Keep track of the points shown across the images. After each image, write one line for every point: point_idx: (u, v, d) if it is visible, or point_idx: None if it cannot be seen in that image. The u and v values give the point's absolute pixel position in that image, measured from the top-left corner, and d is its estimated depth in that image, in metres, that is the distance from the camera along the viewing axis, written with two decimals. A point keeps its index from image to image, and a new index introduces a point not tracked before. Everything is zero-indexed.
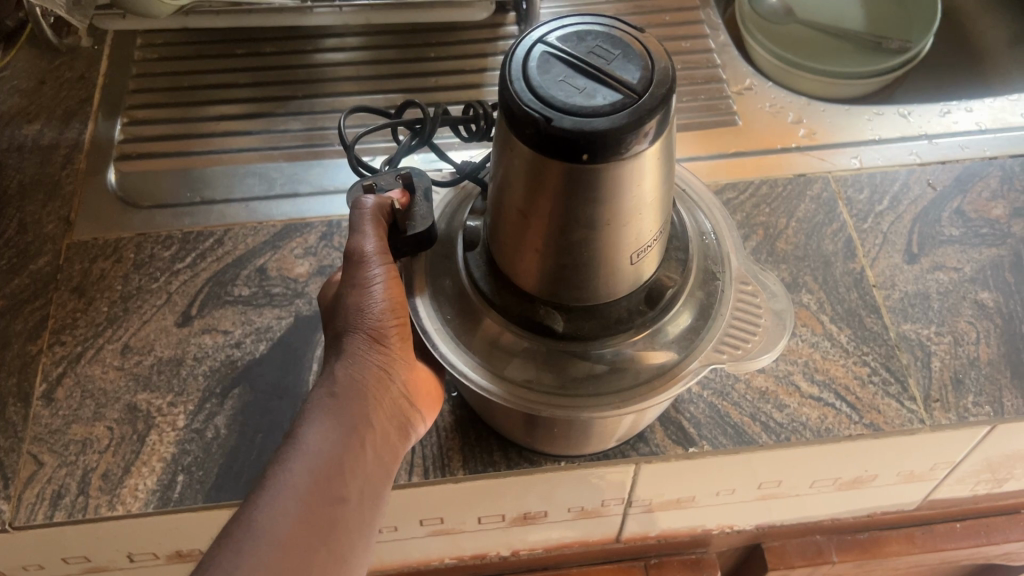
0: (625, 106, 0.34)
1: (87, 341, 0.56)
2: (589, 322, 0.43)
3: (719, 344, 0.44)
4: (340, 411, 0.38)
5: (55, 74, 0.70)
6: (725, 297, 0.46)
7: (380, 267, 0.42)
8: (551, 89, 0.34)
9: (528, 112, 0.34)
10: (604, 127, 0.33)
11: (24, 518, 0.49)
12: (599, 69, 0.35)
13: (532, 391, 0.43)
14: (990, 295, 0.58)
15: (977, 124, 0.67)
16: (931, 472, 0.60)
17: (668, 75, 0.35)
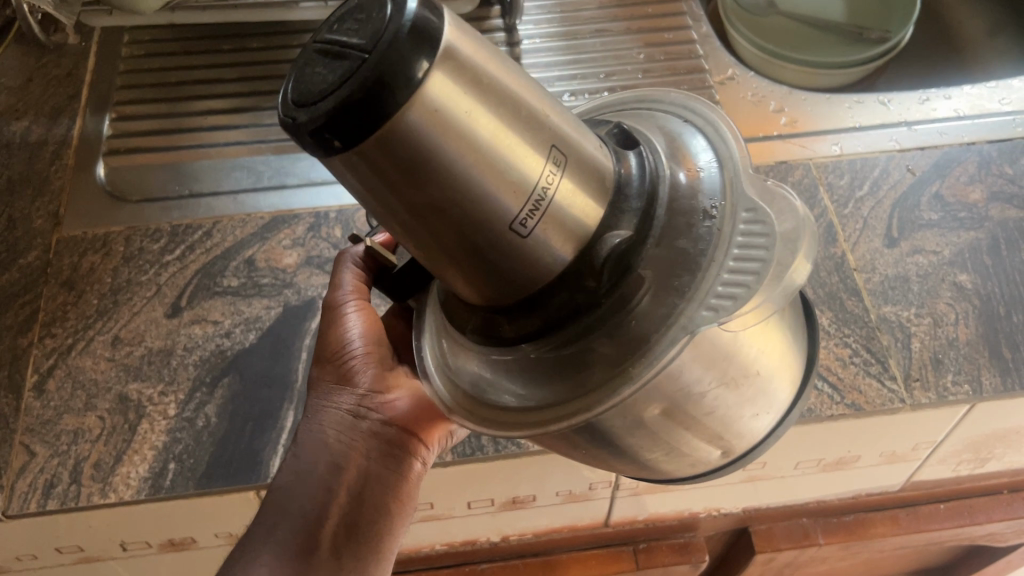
0: (355, 69, 0.26)
1: (77, 333, 0.56)
2: (528, 319, 0.33)
3: (707, 302, 0.31)
4: (302, 467, 0.46)
5: (43, 72, 0.71)
6: (718, 236, 0.32)
7: (354, 306, 0.51)
8: (300, 83, 0.27)
9: (284, 122, 0.27)
10: (327, 107, 0.26)
11: (18, 508, 0.50)
12: (338, 39, 0.26)
13: (495, 407, 0.35)
14: (968, 277, 0.58)
15: (955, 111, 0.68)
16: (913, 453, 0.61)
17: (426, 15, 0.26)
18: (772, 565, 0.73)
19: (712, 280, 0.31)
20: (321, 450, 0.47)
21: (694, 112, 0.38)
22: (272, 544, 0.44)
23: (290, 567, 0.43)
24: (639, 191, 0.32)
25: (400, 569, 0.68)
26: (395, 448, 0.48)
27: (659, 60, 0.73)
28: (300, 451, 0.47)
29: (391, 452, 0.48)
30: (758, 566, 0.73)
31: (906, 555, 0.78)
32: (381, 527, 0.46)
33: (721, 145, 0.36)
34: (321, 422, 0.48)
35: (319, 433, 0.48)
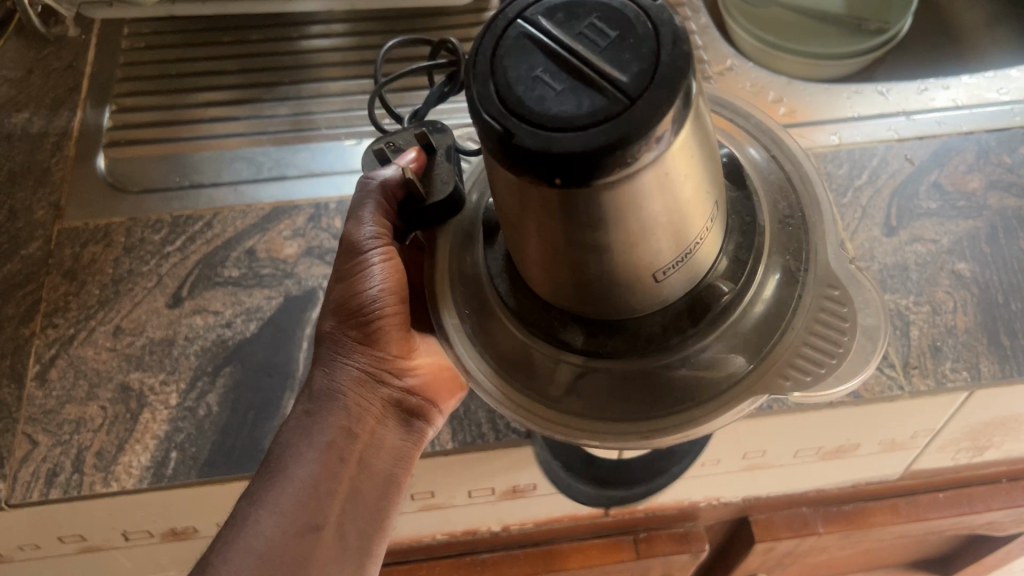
0: (608, 116, 0.27)
1: (79, 323, 0.56)
2: (613, 338, 0.38)
3: (783, 371, 0.37)
4: (319, 430, 0.45)
5: (44, 64, 0.71)
6: (800, 307, 0.38)
7: (380, 256, 0.46)
8: (518, 87, 0.28)
9: (489, 119, 0.28)
10: (577, 147, 0.27)
11: (20, 496, 0.50)
12: (604, 72, 0.27)
13: (554, 408, 0.39)
14: (966, 266, 0.59)
15: (953, 101, 0.68)
16: (913, 441, 0.61)
17: (682, 51, 0.28)
18: (772, 554, 0.74)
19: (789, 352, 0.37)
20: (341, 414, 0.45)
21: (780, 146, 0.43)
22: (278, 510, 0.43)
23: (295, 535, 0.43)
24: (749, 244, 0.38)
25: (402, 558, 0.68)
26: (412, 416, 0.48)
27: None
28: (319, 409, 0.45)
29: (407, 420, 0.48)
30: (758, 556, 0.73)
31: (905, 545, 0.78)
32: (392, 497, 0.46)
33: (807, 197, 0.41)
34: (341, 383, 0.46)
35: (339, 395, 0.45)
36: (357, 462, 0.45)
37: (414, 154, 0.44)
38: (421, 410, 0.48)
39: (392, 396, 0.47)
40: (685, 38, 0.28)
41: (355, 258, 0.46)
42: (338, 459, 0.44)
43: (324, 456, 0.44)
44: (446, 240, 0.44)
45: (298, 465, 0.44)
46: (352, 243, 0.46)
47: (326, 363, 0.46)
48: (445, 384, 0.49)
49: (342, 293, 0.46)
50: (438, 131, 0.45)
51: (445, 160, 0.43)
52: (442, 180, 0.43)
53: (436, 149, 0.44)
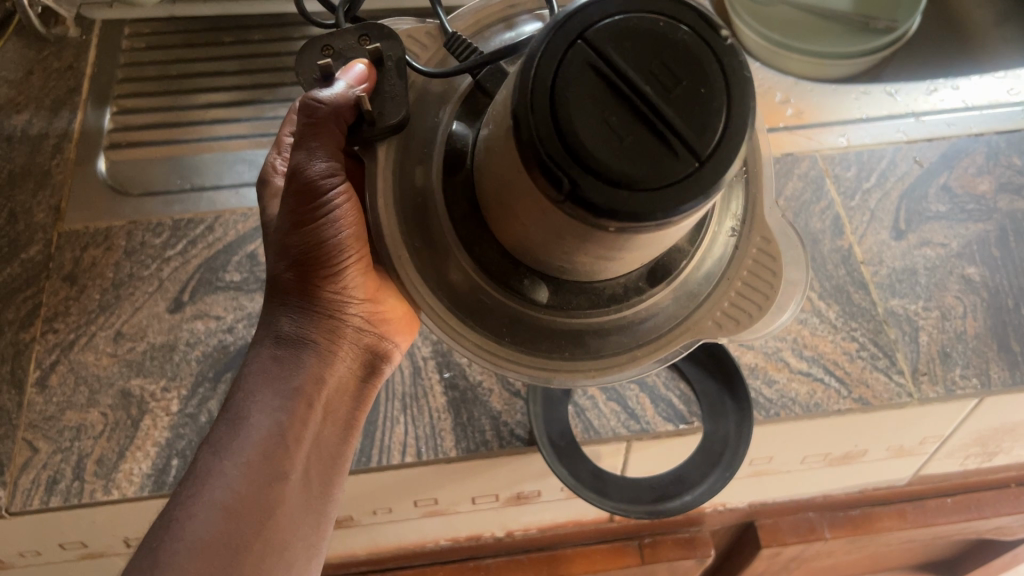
0: (680, 177, 0.28)
1: (79, 328, 0.56)
2: (576, 297, 0.38)
3: (716, 317, 0.39)
4: (286, 377, 0.43)
5: (43, 64, 0.70)
6: (735, 255, 0.39)
7: (337, 191, 0.41)
8: (586, 130, 0.28)
9: (551, 163, 0.28)
10: (642, 207, 0.28)
11: (21, 504, 0.50)
12: (674, 125, 0.28)
13: (507, 349, 0.38)
14: (976, 270, 0.58)
15: (963, 102, 0.67)
16: (921, 447, 0.60)
17: (743, 111, 0.29)
18: (777, 559, 0.73)
19: (720, 297, 0.39)
20: (313, 362, 0.44)
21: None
22: (246, 459, 0.41)
23: (264, 484, 0.41)
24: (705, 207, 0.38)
25: (404, 563, 0.68)
26: (372, 361, 0.48)
27: None
28: (286, 356, 0.44)
29: (368, 365, 0.47)
30: (763, 560, 0.73)
31: (911, 549, 0.78)
32: (350, 441, 0.46)
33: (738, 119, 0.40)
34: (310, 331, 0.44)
35: (307, 343, 0.44)
36: (323, 409, 0.44)
37: (361, 73, 0.38)
38: (382, 352, 0.48)
39: (358, 340, 0.46)
40: (746, 88, 0.29)
41: (314, 204, 0.41)
42: (308, 406, 0.43)
43: (292, 404, 0.43)
44: (388, 151, 0.38)
45: (263, 414, 0.42)
46: (308, 185, 0.41)
47: (293, 310, 0.45)
48: (403, 325, 0.49)
49: (304, 241, 0.43)
50: (387, 37, 0.38)
51: (396, 77, 0.37)
52: (396, 102, 0.37)
53: (385, 62, 0.38)
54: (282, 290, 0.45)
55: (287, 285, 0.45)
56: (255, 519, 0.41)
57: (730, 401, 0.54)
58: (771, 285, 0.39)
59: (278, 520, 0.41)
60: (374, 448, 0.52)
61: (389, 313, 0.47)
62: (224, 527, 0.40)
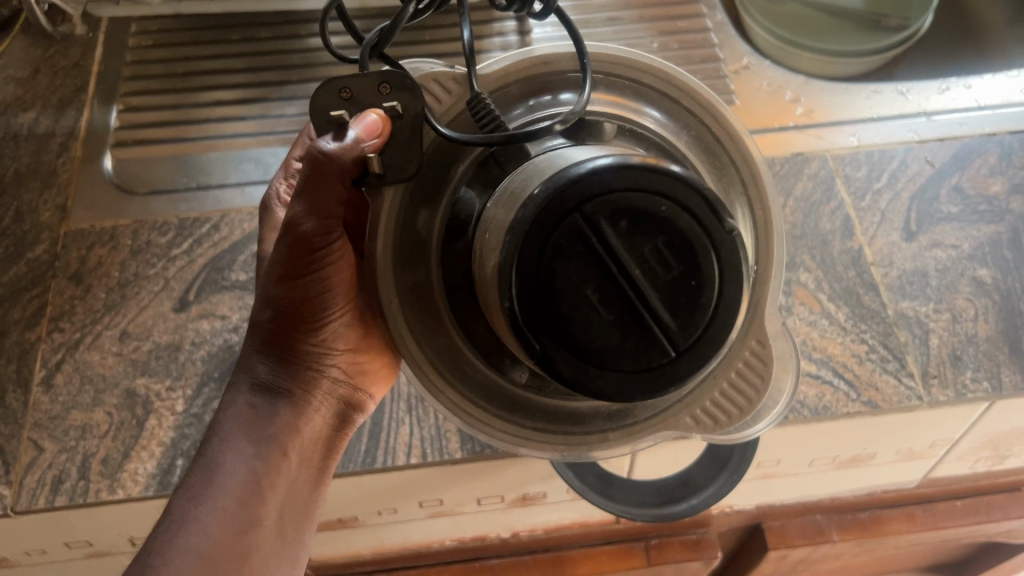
0: (645, 364, 0.32)
1: (85, 327, 0.56)
2: (557, 381, 0.39)
3: (693, 413, 0.39)
4: (262, 426, 0.44)
5: (50, 62, 0.70)
6: (727, 353, 0.40)
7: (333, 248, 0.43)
8: (568, 310, 0.32)
9: (527, 330, 0.32)
10: (609, 390, 0.32)
11: (26, 503, 0.50)
12: (653, 317, 0.32)
13: (481, 413, 0.40)
14: (988, 272, 0.57)
15: (976, 101, 0.67)
16: (931, 450, 0.60)
17: (712, 306, 0.33)
18: (785, 561, 0.73)
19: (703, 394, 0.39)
20: (289, 413, 0.46)
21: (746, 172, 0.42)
22: (222, 507, 0.42)
23: (240, 531, 0.42)
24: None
25: (409, 564, 0.68)
26: (349, 411, 0.49)
27: (673, 48, 0.71)
28: (264, 407, 0.45)
29: (348, 414, 0.49)
30: (771, 562, 0.72)
31: (921, 552, 0.77)
32: (324, 491, 0.47)
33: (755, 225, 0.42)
34: (289, 381, 0.46)
35: (286, 395, 0.46)
36: (298, 459, 0.45)
37: (374, 123, 0.37)
38: (356, 403, 0.50)
39: (334, 389, 0.48)
40: (733, 273, 0.33)
41: (310, 258, 0.43)
42: (282, 455, 0.44)
43: (266, 452, 0.44)
44: (394, 196, 0.39)
45: (238, 461, 0.43)
46: (302, 240, 0.42)
47: (273, 361, 0.46)
48: (378, 374, 0.51)
49: (291, 293, 0.44)
50: (407, 89, 0.38)
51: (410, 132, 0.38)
52: (406, 158, 0.39)
53: (401, 118, 0.38)
54: (262, 338, 0.46)
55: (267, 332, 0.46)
56: (230, 564, 0.41)
57: None
58: (756, 389, 0.39)
59: (254, 567, 0.42)
60: (379, 449, 0.51)
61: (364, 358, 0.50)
62: (201, 572, 0.40)
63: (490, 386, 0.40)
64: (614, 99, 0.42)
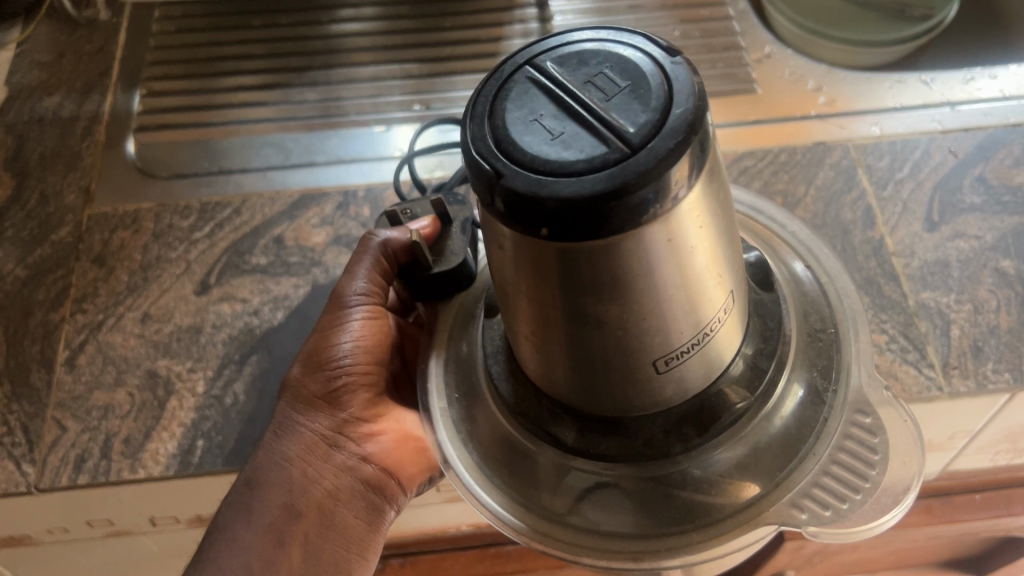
0: (607, 164, 0.24)
1: (107, 309, 0.56)
2: (606, 439, 0.34)
3: (801, 503, 0.33)
4: (261, 508, 0.46)
5: (75, 47, 0.71)
6: (820, 423, 0.35)
7: (357, 312, 0.50)
8: (516, 129, 0.26)
9: (477, 161, 0.26)
10: (566, 190, 0.24)
11: (49, 481, 0.50)
12: (611, 117, 0.25)
13: (540, 516, 0.37)
14: (1011, 263, 0.56)
15: (1001, 91, 0.66)
16: (950, 442, 0.59)
17: (698, 107, 0.25)
18: (801, 552, 0.72)
19: (809, 482, 0.34)
20: (291, 490, 0.47)
21: (818, 259, 0.41)
22: None
23: None
24: (769, 350, 0.35)
25: (426, 548, 0.68)
26: (366, 494, 0.51)
27: (695, 37, 0.72)
28: (261, 483, 0.47)
29: (366, 497, 0.51)
30: (787, 554, 0.72)
31: (937, 545, 0.77)
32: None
33: (831, 301, 0.39)
34: (293, 451, 0.48)
35: (289, 462, 0.48)
36: (298, 541, 0.47)
37: (429, 222, 0.46)
38: (379, 490, 0.51)
39: (347, 463, 0.50)
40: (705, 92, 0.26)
41: (336, 320, 0.51)
42: (279, 542, 0.46)
43: (258, 538, 0.46)
44: (448, 312, 0.44)
45: (229, 550, 0.45)
46: (341, 299, 0.51)
47: (280, 429, 0.49)
48: (412, 465, 0.52)
49: (315, 352, 0.50)
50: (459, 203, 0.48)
51: (459, 233, 0.45)
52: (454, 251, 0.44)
53: (451, 221, 0.46)
54: (292, 397, 0.49)
55: (289, 394, 0.50)
56: None
57: None
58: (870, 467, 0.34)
59: None
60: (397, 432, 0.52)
61: (388, 440, 0.51)
62: None
63: (554, 472, 0.37)
64: (761, 233, 0.43)
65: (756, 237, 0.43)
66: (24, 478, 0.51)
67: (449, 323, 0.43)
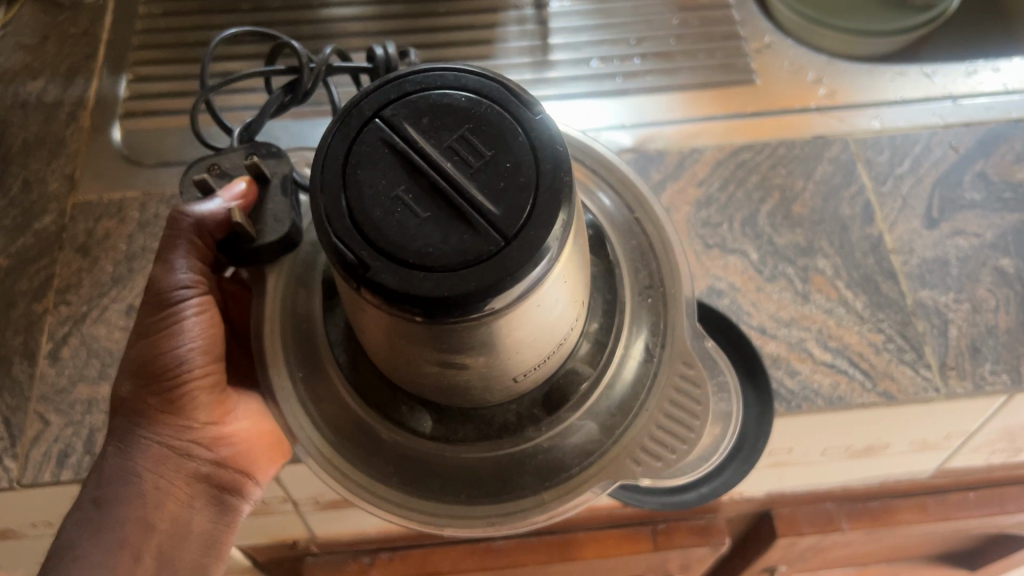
0: (481, 257, 0.27)
1: (92, 301, 0.55)
2: (464, 427, 0.36)
3: (634, 453, 0.37)
4: (108, 527, 0.42)
5: (59, 30, 0.69)
6: (653, 384, 0.38)
7: (189, 304, 0.43)
8: (376, 209, 0.28)
9: (340, 246, 0.27)
10: (440, 290, 0.27)
11: (32, 476, 0.50)
12: (474, 197, 0.28)
13: (396, 487, 0.37)
14: (1010, 262, 0.56)
15: (1003, 85, 0.65)
16: (945, 441, 0.59)
17: (558, 180, 0.28)
18: (794, 548, 0.72)
19: (643, 433, 0.37)
20: (139, 508, 0.43)
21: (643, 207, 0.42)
22: None
23: None
24: (606, 327, 0.37)
25: (415, 542, 0.68)
26: (221, 497, 0.47)
27: (693, 25, 0.70)
28: (110, 500, 0.43)
29: (216, 501, 0.46)
30: (779, 550, 0.71)
31: (931, 541, 0.76)
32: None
33: (659, 251, 0.41)
34: (139, 464, 0.43)
35: (134, 476, 0.43)
36: (153, 556, 0.43)
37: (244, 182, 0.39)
38: (232, 488, 0.47)
39: (199, 470, 0.45)
40: (559, 156, 0.28)
41: (165, 314, 0.43)
42: (128, 562, 0.42)
43: (108, 558, 0.42)
44: (278, 282, 0.39)
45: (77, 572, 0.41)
46: (161, 301, 0.43)
47: (124, 444, 0.44)
48: (267, 454, 0.48)
49: (148, 355, 0.43)
50: (273, 156, 0.39)
51: (280, 194, 0.38)
52: (277, 217, 0.38)
53: (269, 179, 0.39)
54: (130, 408, 0.44)
55: (127, 405, 0.44)
56: None
57: (750, 392, 0.53)
58: (696, 417, 0.37)
59: None
60: None
61: (243, 438, 0.46)
62: None
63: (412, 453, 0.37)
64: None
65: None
66: (6, 473, 0.50)
67: (281, 295, 0.40)
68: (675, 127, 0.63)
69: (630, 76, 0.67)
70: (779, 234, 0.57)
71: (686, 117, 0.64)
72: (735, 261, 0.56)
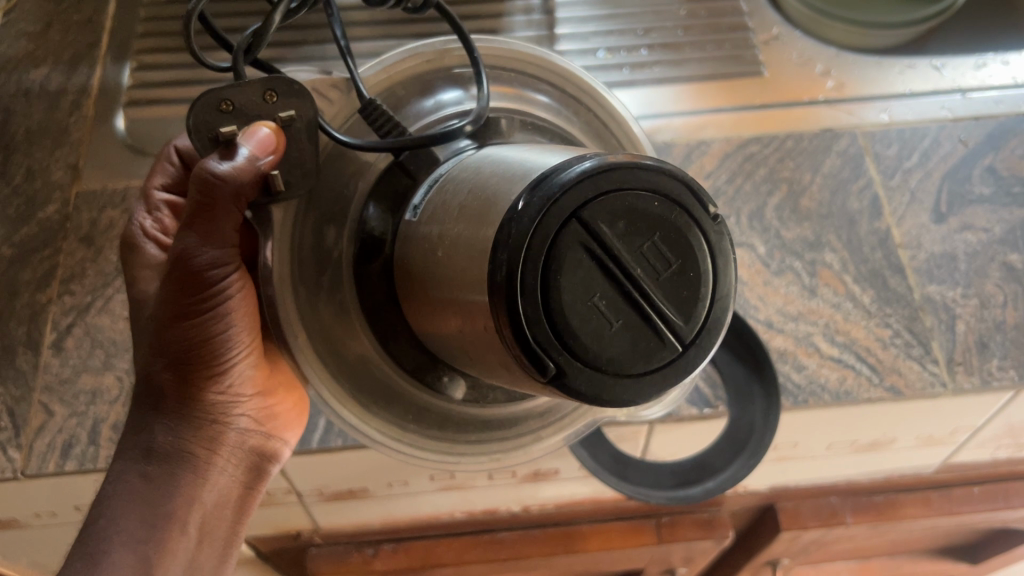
0: (663, 364, 0.27)
1: (96, 290, 0.55)
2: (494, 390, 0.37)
3: None
4: (155, 499, 0.40)
5: (62, 17, 0.69)
6: None
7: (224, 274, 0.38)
8: (575, 320, 0.26)
9: (536, 350, 0.25)
10: (624, 396, 0.26)
11: (36, 467, 0.50)
12: (660, 307, 0.27)
13: (414, 435, 0.37)
14: (1018, 257, 0.56)
15: (1013, 79, 0.65)
16: (951, 437, 0.58)
17: (728, 289, 0.28)
18: (797, 542, 0.72)
19: None
20: (189, 481, 0.41)
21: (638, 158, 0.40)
22: None
23: None
24: None
25: (418, 533, 0.68)
26: (257, 460, 0.45)
27: (701, 17, 0.69)
28: (156, 471, 0.41)
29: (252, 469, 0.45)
30: (782, 543, 0.71)
31: (933, 535, 0.77)
32: (230, 554, 0.44)
33: None
34: (186, 436, 0.41)
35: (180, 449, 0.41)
36: (199, 528, 0.42)
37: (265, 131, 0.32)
38: (268, 455, 0.46)
39: (240, 439, 0.44)
40: (726, 259, 0.28)
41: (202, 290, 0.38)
42: (176, 534, 0.40)
43: (160, 535, 0.40)
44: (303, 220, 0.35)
45: (125, 549, 0.39)
46: (195, 274, 0.38)
47: (169, 419, 0.41)
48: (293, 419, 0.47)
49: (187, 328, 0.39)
50: (296, 94, 0.33)
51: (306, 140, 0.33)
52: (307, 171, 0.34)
53: (293, 124, 0.33)
54: (171, 380, 0.41)
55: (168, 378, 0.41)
56: None
57: (757, 386, 0.52)
58: None
59: None
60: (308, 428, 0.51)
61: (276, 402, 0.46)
62: None
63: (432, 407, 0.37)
64: (506, 90, 0.40)
65: (507, 97, 0.39)
66: (11, 463, 0.50)
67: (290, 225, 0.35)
68: (682, 119, 0.63)
69: (637, 67, 0.66)
70: (786, 227, 0.57)
71: (693, 109, 0.63)
72: (742, 254, 0.56)
